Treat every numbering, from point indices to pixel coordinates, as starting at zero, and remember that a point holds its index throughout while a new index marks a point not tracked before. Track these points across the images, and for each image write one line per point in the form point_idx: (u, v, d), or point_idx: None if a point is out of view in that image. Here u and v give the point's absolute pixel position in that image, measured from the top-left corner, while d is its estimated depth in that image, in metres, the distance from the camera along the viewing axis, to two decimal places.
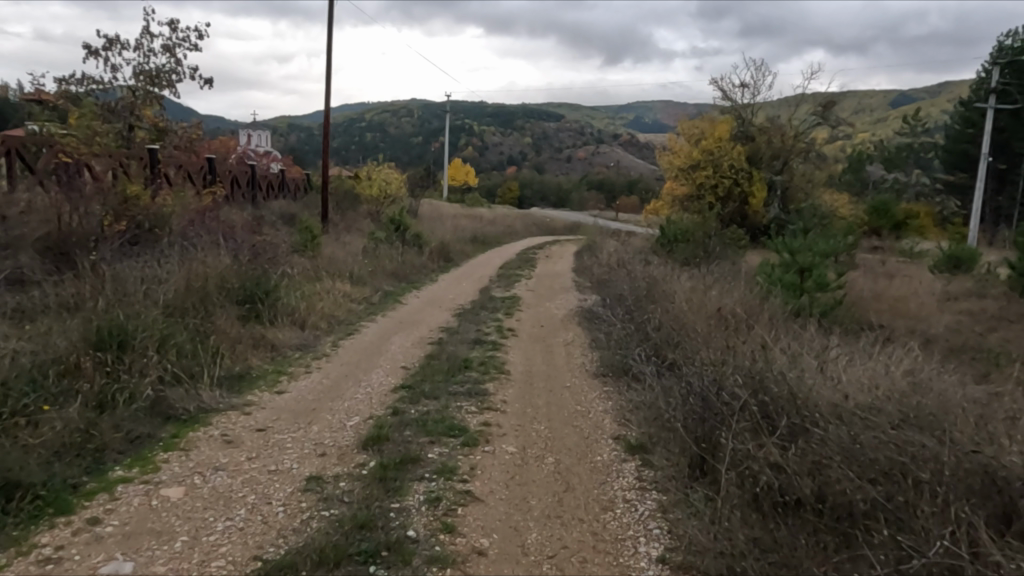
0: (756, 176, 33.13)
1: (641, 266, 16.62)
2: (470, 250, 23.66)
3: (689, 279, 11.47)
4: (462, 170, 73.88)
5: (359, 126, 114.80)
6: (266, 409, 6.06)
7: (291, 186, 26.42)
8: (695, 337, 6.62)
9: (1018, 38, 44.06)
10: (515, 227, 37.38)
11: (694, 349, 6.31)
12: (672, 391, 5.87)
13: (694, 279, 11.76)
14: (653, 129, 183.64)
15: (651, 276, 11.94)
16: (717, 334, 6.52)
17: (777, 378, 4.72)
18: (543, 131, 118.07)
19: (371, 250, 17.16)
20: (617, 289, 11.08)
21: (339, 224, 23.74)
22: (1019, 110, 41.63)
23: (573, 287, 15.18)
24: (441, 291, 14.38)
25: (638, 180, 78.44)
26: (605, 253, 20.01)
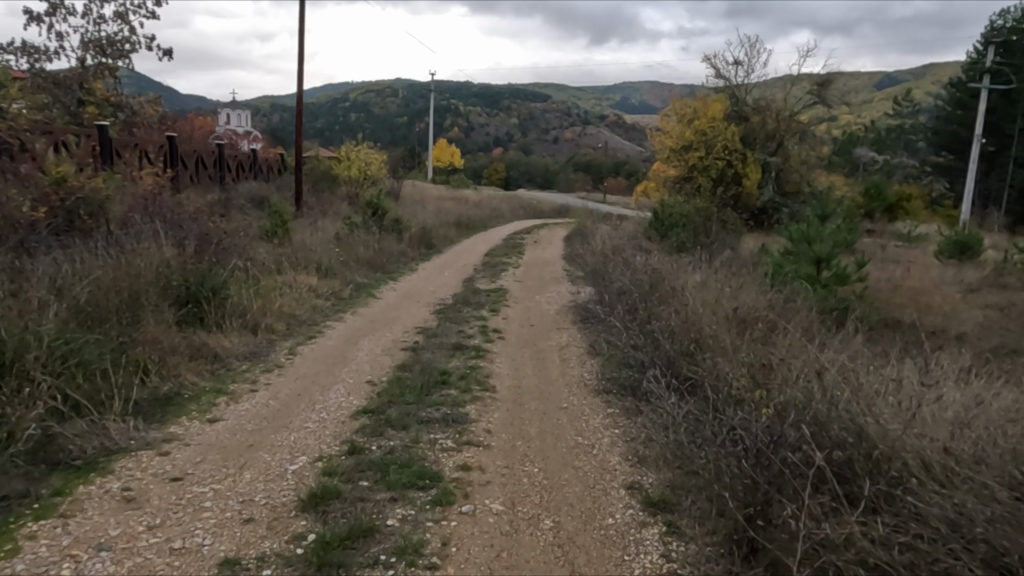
0: (751, 157, 31.99)
1: (636, 253, 15.50)
2: (454, 235, 22.43)
3: (694, 271, 10.36)
4: (447, 151, 72.23)
5: (342, 106, 112.38)
6: (189, 447, 4.83)
7: (264, 167, 24.94)
8: (720, 352, 5.52)
9: (1009, 17, 43.21)
10: (502, 209, 36.12)
11: (722, 368, 5.20)
12: (697, 424, 4.74)
13: (699, 271, 10.66)
14: (641, 109, 181.87)
15: (652, 267, 10.82)
16: (747, 348, 5.42)
17: (848, 422, 3.65)
18: (530, 112, 116.29)
19: (345, 236, 15.89)
20: (615, 283, 9.94)
21: (314, 208, 22.38)
22: (1011, 91, 40.88)
23: (564, 277, 14.04)
24: (420, 282, 13.17)
25: (626, 162, 77.24)
26: (597, 239, 18.86)
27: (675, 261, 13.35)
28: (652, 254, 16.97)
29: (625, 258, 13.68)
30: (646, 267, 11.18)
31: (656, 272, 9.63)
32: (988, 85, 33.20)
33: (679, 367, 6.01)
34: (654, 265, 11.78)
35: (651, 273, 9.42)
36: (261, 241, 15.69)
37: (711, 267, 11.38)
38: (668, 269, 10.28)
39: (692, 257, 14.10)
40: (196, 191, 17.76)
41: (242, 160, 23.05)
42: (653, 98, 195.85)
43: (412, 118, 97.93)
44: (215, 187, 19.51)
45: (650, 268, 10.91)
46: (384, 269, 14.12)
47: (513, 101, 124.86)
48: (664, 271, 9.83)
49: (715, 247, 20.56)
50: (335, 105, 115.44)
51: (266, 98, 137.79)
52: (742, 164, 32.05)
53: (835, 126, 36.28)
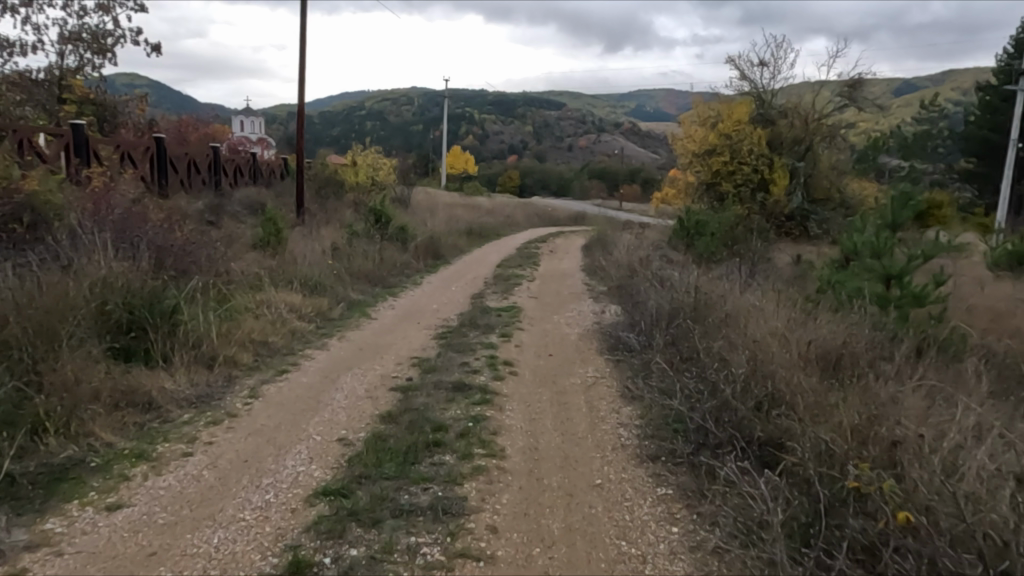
0: (779, 161, 30.27)
1: (666, 267, 13.95)
2: (464, 244, 20.99)
3: (740, 291, 8.83)
4: (461, 158, 71.14)
5: (358, 114, 111.90)
6: (62, 560, 3.35)
7: (266, 172, 23.70)
8: (826, 426, 4.04)
9: None
10: (516, 217, 34.73)
11: (839, 451, 3.71)
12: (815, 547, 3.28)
13: (746, 290, 9.12)
14: (656, 116, 180.19)
15: (691, 286, 9.30)
16: (869, 423, 3.93)
17: None
18: (545, 120, 115.11)
19: (344, 247, 14.48)
20: (649, 303, 8.41)
21: (317, 215, 21.07)
22: None
23: (586, 293, 12.52)
24: (423, 298, 11.71)
25: (642, 168, 75.61)
26: (619, 249, 17.31)
27: (712, 278, 11.79)
28: (682, 268, 15.41)
29: (655, 273, 12.14)
30: (684, 286, 9.65)
31: (699, 291, 8.11)
32: None
33: (752, 430, 4.57)
34: (692, 283, 10.25)
35: (694, 293, 7.89)
36: (253, 251, 14.35)
37: (757, 285, 9.84)
38: (711, 287, 8.75)
39: (731, 272, 12.53)
40: (186, 198, 16.55)
41: (241, 165, 21.80)
42: (669, 105, 194.04)
43: (426, 125, 96.96)
44: (210, 193, 18.26)
45: (688, 286, 9.40)
46: (385, 284, 12.69)
47: (527, 108, 123.69)
48: (707, 290, 8.30)
49: (747, 257, 18.98)
50: (349, 114, 114.91)
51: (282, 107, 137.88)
52: (770, 170, 30.36)
53: (866, 129, 34.48)
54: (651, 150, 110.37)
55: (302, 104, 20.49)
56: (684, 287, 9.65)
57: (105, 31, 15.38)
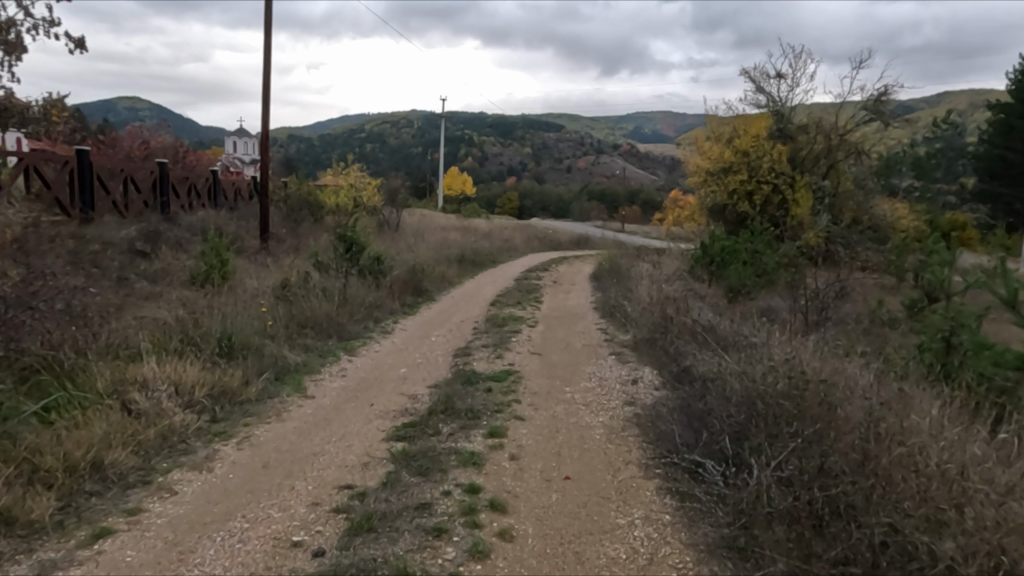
0: (802, 180, 27.63)
1: (703, 311, 11.11)
2: (454, 274, 18.16)
3: (850, 364, 5.93)
4: (459, 179, 68.61)
5: (356, 137, 109.95)
6: None
7: (231, 192, 20.90)
8: None
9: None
10: (515, 241, 31.97)
11: None
12: None
13: (851, 361, 6.23)
14: (656, 138, 178.77)
15: (770, 351, 6.40)
16: None
17: None
18: (544, 141, 113.15)
19: (297, 283, 11.64)
20: (724, 384, 5.48)
21: (284, 242, 18.26)
22: None
23: (606, 346, 9.66)
24: (389, 358, 8.75)
25: (643, 189, 73.13)
26: (637, 282, 14.43)
27: (771, 331, 8.91)
28: (718, 311, 12.56)
29: (696, 322, 9.30)
30: (755, 353, 6.74)
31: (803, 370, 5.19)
32: None
33: None
34: (761, 344, 7.37)
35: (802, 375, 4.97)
36: (185, 290, 11.52)
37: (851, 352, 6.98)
38: (805, 356, 5.84)
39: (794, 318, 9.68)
40: (113, 223, 13.75)
41: (200, 185, 18.99)
42: (667, 127, 192.84)
43: (423, 145, 94.71)
44: (153, 218, 15.46)
45: (762, 352, 6.52)
46: (341, 334, 9.82)
47: (525, 130, 121.70)
48: (812, 366, 5.39)
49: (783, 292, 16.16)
50: (348, 137, 112.82)
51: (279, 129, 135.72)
52: (792, 190, 27.65)
53: (892, 146, 31.91)
54: (652, 171, 108.26)
55: (267, 114, 17.80)
56: (757, 352, 6.76)
57: (10, 22, 12.65)
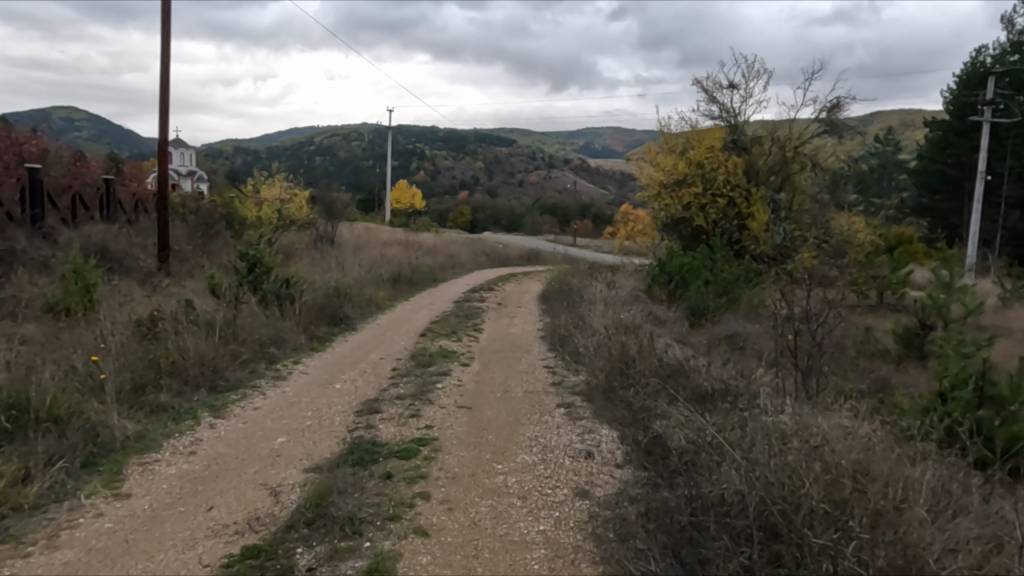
0: (757, 193, 26.57)
1: (669, 345, 9.36)
2: (386, 296, 16.10)
3: (890, 446, 4.29)
4: (407, 192, 66.14)
5: (303, 150, 106.32)
6: None
7: (132, 204, 18.31)
8: None
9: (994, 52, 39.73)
10: (461, 257, 29.98)
11: None
12: None
13: (884, 438, 4.55)
14: (606, 153, 180.14)
15: (772, 423, 4.66)
16: None
17: None
18: (496, 155, 111.84)
19: (175, 314, 9.41)
20: (731, 492, 3.74)
21: (187, 261, 15.86)
22: (1000, 131, 35.47)
23: (553, 394, 7.75)
24: (270, 422, 6.64)
25: (594, 204, 72.16)
26: (591, 307, 12.67)
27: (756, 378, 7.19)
28: (684, 345, 10.88)
29: (665, 368, 7.47)
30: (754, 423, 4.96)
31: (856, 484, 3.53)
32: (990, 118, 28.80)
33: None
34: (755, 409, 5.59)
35: (858, 499, 3.41)
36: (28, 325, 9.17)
37: (868, 420, 5.25)
38: (834, 434, 4.16)
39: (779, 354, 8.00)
40: None
41: (88, 196, 16.36)
42: (617, 143, 194.45)
43: (373, 159, 91.97)
44: (16, 233, 12.90)
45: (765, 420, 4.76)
46: (214, 384, 7.66)
47: (476, 145, 120.12)
48: (860, 468, 3.74)
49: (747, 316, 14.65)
50: (295, 150, 108.98)
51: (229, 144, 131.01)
52: (747, 203, 26.59)
53: (844, 159, 31.38)
54: (603, 185, 107.95)
55: (165, 116, 15.45)
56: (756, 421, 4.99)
57: None
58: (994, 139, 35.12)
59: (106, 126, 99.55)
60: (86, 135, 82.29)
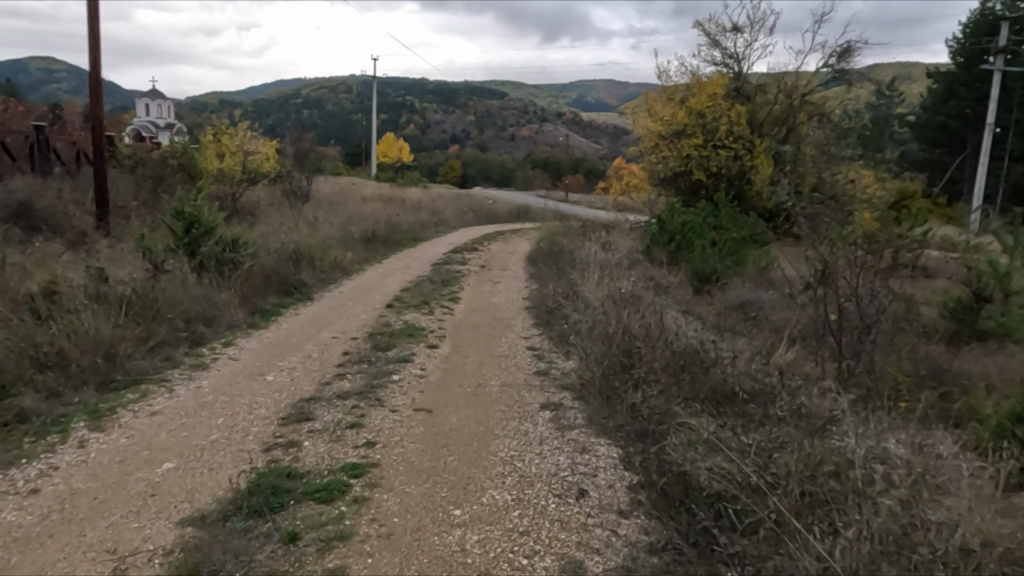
0: (761, 145, 24.78)
1: (679, 322, 7.82)
2: (355, 259, 14.44)
3: (970, 481, 3.64)
4: (394, 146, 63.51)
5: (289, 102, 102.66)
6: None
7: (72, 154, 16.36)
8: None
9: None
10: (445, 213, 28.16)
11: None
12: None
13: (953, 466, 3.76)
14: (600, 106, 175.69)
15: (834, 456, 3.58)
16: None
17: None
18: (487, 109, 108.46)
19: (81, 283, 7.77)
20: None
21: (130, 218, 14.08)
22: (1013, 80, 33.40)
23: (537, 390, 6.18)
24: (162, 437, 5.02)
25: (585, 158, 69.77)
26: (584, 272, 11.08)
27: (790, 378, 5.67)
28: (693, 319, 9.34)
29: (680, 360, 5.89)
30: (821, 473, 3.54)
31: None
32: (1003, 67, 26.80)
33: None
34: (808, 442, 4.14)
35: None
36: None
37: (966, 466, 3.75)
38: (938, 487, 3.36)
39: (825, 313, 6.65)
40: None
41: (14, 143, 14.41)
42: (610, 96, 189.83)
43: (360, 112, 88.74)
44: None
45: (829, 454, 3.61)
46: (108, 379, 6.05)
47: (467, 97, 116.39)
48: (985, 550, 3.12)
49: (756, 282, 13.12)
50: (281, 102, 105.30)
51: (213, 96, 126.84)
52: (750, 156, 24.83)
53: (851, 109, 29.58)
54: (596, 139, 104.98)
55: (95, 53, 13.44)
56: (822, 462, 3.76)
57: None
58: (1006, 89, 33.08)
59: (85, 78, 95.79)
60: (62, 87, 78.88)
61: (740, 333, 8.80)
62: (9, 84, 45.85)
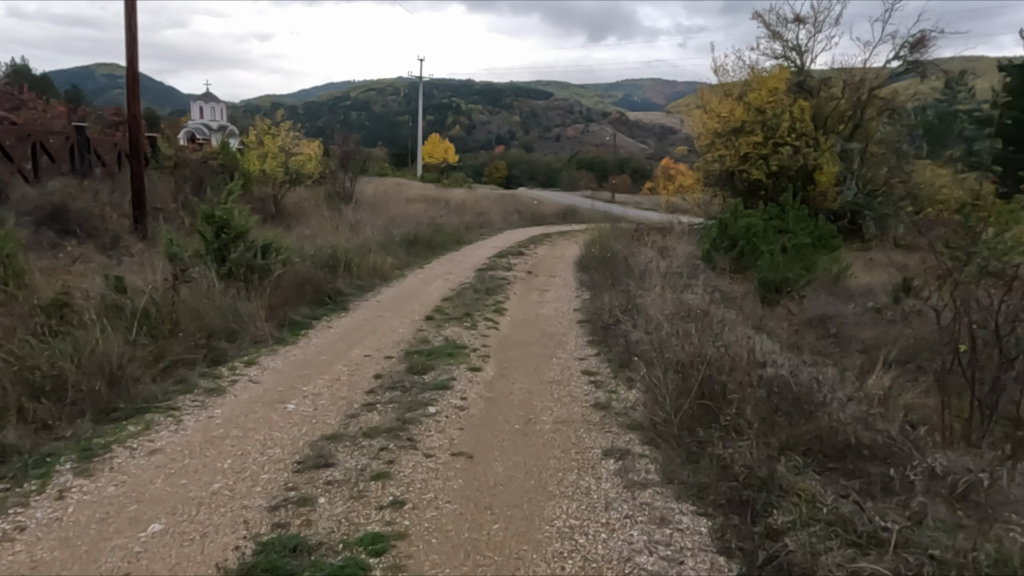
0: (827, 143, 23.17)
1: (761, 346, 6.73)
2: (396, 264, 13.70)
3: None
4: (440, 147, 63.15)
5: (338, 104, 103.87)
6: None
7: (114, 156, 16.11)
8: None
9: None
10: (491, 215, 27.36)
11: None
12: None
13: None
14: (648, 105, 172.79)
15: None
16: None
17: None
18: (533, 109, 107.56)
19: (96, 293, 7.16)
20: None
21: (168, 221, 13.67)
22: None
23: (597, 430, 5.21)
24: (158, 485, 4.25)
25: (633, 158, 68.14)
26: (643, 283, 10.04)
27: (914, 428, 4.59)
28: (769, 340, 8.21)
29: (774, 401, 4.86)
30: None
31: None
32: None
33: None
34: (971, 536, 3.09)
35: None
36: None
37: None
38: None
39: (951, 330, 5.86)
40: None
41: (54, 143, 14.17)
42: (658, 95, 186.58)
43: (407, 114, 89.06)
44: None
45: None
46: (109, 409, 5.35)
47: (513, 98, 115.76)
48: None
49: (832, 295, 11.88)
50: (330, 104, 106.57)
51: (265, 99, 129.41)
52: (815, 154, 23.24)
53: (925, 104, 27.56)
54: (642, 139, 102.92)
55: (132, 50, 13.00)
56: None
57: None
58: None
59: (149, 83, 99.35)
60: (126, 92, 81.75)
61: (825, 359, 7.68)
62: (76, 88, 47.50)
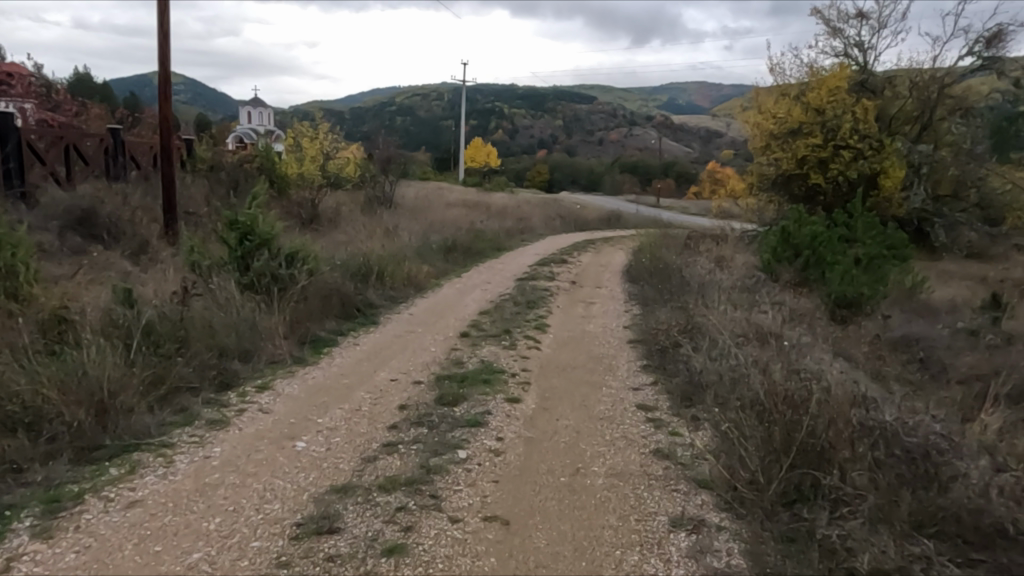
0: (892, 145, 21.58)
1: (853, 382, 5.67)
2: (432, 272, 12.94)
3: None
4: (483, 151, 62.68)
5: (383, 109, 104.76)
6: None
7: (150, 159, 15.84)
8: None
9: None
10: (533, 219, 26.48)
11: None
12: None
13: None
14: (692, 109, 169.97)
15: None
16: None
17: None
18: (576, 113, 106.46)
19: (102, 307, 6.56)
20: None
21: (199, 225, 13.22)
22: None
23: (661, 489, 4.28)
24: (126, 554, 3.48)
25: (677, 162, 66.49)
26: (703, 299, 9.03)
27: None
28: (853, 369, 7.12)
29: (889, 463, 3.85)
30: None
31: None
32: None
33: None
34: None
35: None
36: None
37: None
38: None
39: None
40: None
41: (87, 146, 13.87)
42: (703, 98, 183.18)
43: (450, 118, 89.07)
44: None
45: None
46: (93, 446, 4.66)
47: (556, 102, 115.00)
48: None
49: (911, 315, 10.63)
50: (375, 109, 107.62)
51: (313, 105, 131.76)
52: (879, 157, 21.68)
53: (1000, 103, 25.57)
54: (687, 143, 100.78)
55: (164, 50, 12.56)
56: None
57: None
58: None
59: (202, 90, 101.91)
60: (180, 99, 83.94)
61: (925, 398, 6.53)
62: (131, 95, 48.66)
